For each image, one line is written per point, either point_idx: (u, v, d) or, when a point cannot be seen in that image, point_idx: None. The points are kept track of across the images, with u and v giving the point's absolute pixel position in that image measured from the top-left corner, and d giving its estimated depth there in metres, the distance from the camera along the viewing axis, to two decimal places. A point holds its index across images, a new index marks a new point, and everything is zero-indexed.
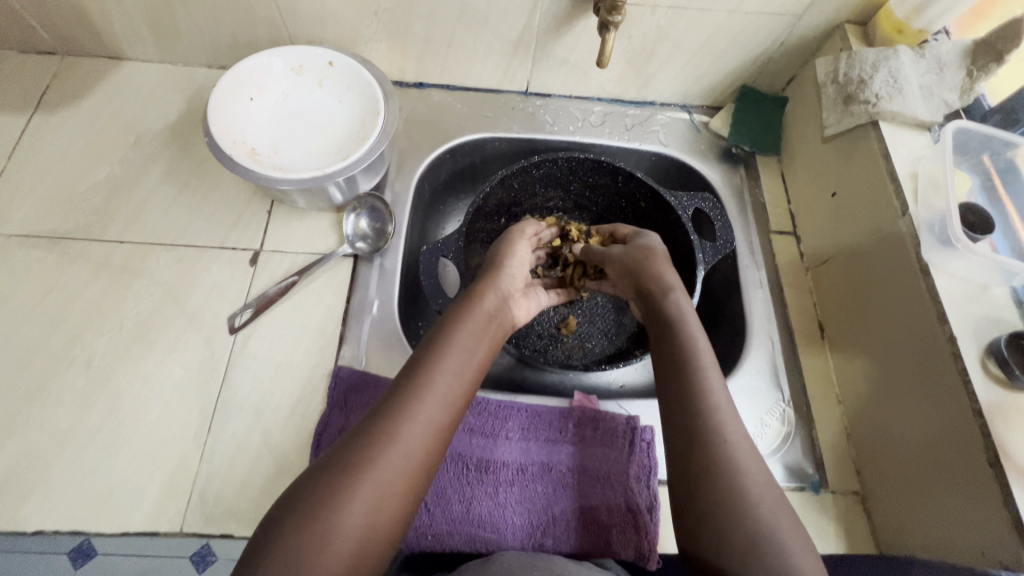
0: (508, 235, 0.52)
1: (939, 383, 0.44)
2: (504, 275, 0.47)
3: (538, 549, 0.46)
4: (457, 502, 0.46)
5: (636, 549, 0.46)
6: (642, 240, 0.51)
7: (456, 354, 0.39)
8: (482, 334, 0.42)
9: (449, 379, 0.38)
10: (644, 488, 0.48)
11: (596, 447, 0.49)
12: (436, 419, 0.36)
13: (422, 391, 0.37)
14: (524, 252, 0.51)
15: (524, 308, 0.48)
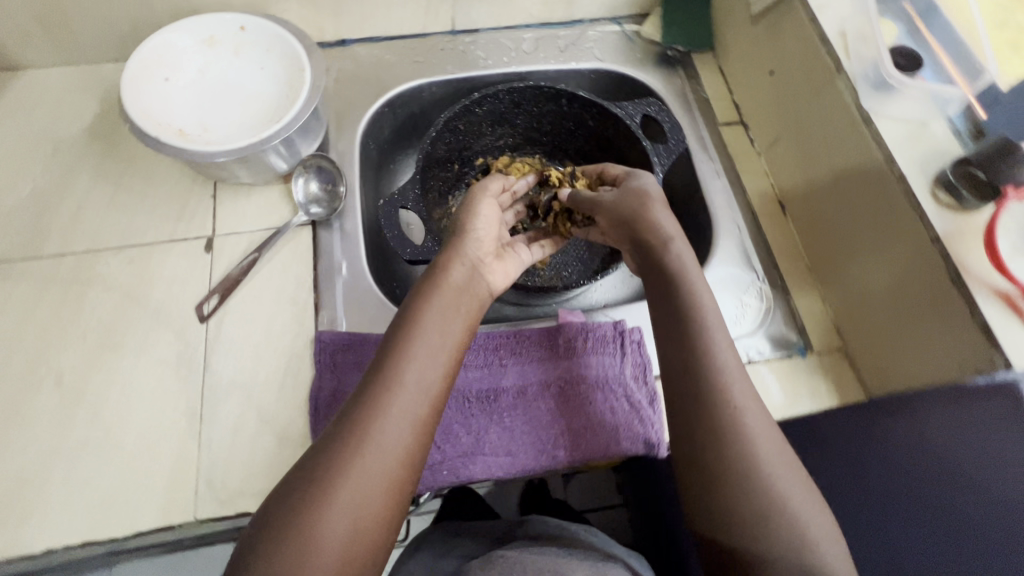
0: (470, 195, 0.51)
1: (898, 223, 0.45)
2: (469, 241, 0.47)
3: (553, 462, 0.47)
4: (466, 434, 0.47)
5: (644, 439, 0.48)
6: (634, 182, 0.49)
7: (422, 340, 0.39)
8: (447, 313, 0.42)
9: (418, 364, 0.38)
10: (642, 384, 0.49)
11: (591, 356, 0.50)
12: (409, 405, 0.37)
13: (394, 384, 0.37)
14: (490, 212, 0.50)
15: (499, 272, 0.49)
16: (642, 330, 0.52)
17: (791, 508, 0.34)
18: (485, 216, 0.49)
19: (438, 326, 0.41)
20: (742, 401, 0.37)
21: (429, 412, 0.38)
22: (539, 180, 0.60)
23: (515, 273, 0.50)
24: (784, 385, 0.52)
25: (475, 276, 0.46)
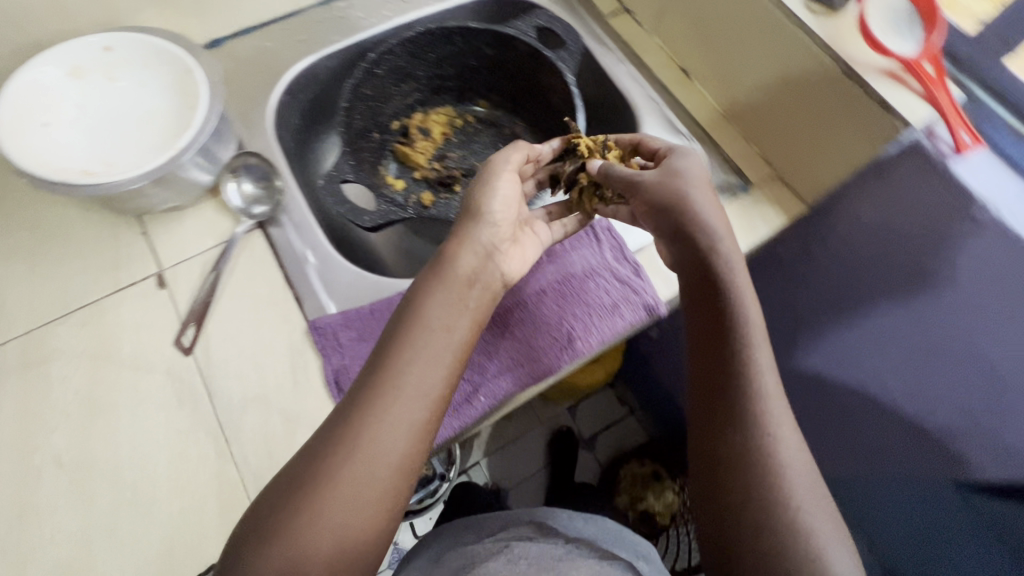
0: (488, 164, 0.50)
1: (788, 43, 0.51)
2: (484, 225, 0.48)
3: (573, 353, 0.49)
4: (486, 359, 0.49)
5: (644, 306, 0.51)
6: (677, 163, 0.46)
7: (421, 346, 0.41)
8: (448, 318, 0.43)
9: (415, 369, 0.40)
10: (624, 260, 0.53)
11: (571, 254, 0.53)
12: (404, 410, 0.39)
13: (391, 388, 0.39)
14: (506, 186, 0.50)
15: (515, 256, 0.49)
16: (606, 217, 0.56)
17: (802, 509, 0.35)
18: (503, 190, 0.49)
19: (438, 332, 0.42)
20: (774, 424, 0.37)
21: (425, 418, 0.40)
22: (566, 147, 0.55)
23: (531, 256, 0.51)
24: (741, 220, 0.56)
25: (485, 268, 0.47)
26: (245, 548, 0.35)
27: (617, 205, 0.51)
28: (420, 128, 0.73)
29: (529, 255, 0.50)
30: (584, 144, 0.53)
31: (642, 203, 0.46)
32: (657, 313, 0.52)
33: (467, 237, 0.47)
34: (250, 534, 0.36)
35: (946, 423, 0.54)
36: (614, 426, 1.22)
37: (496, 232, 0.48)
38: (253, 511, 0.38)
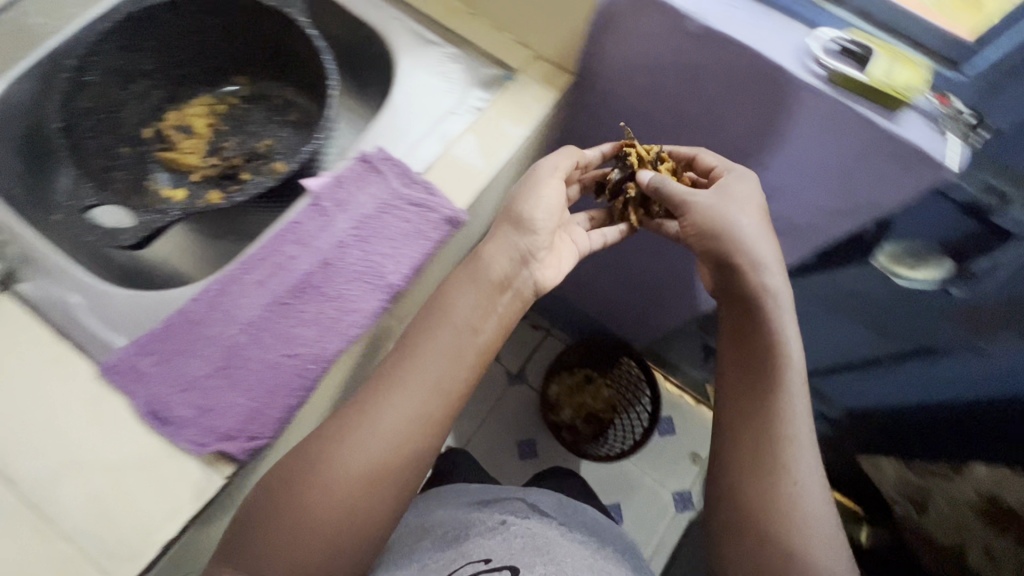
0: (531, 176, 0.55)
1: None
2: (517, 237, 0.53)
3: (391, 288, 0.49)
4: (304, 328, 0.47)
5: (443, 220, 0.51)
6: (732, 186, 0.53)
7: (440, 341, 0.50)
8: (470, 318, 0.51)
9: (438, 360, 0.49)
10: (410, 183, 0.52)
11: (359, 194, 0.51)
12: (427, 393, 0.48)
13: (408, 372, 0.49)
14: (550, 188, 0.54)
15: (548, 262, 0.56)
16: (382, 147, 0.53)
17: (793, 486, 0.47)
18: (545, 201, 0.54)
19: (461, 335, 0.50)
20: (803, 441, 0.48)
21: (431, 406, 0.48)
22: (615, 155, 0.59)
23: (564, 264, 0.57)
24: (515, 108, 0.57)
25: (516, 272, 0.53)
26: (266, 492, 0.46)
27: (663, 219, 0.59)
28: (177, 127, 0.67)
29: (566, 262, 0.57)
30: (634, 154, 0.57)
31: (696, 225, 0.52)
32: (459, 222, 0.52)
33: (504, 232, 0.54)
34: (289, 467, 0.46)
35: None
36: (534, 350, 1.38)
37: (535, 244, 0.54)
38: (279, 467, 0.48)
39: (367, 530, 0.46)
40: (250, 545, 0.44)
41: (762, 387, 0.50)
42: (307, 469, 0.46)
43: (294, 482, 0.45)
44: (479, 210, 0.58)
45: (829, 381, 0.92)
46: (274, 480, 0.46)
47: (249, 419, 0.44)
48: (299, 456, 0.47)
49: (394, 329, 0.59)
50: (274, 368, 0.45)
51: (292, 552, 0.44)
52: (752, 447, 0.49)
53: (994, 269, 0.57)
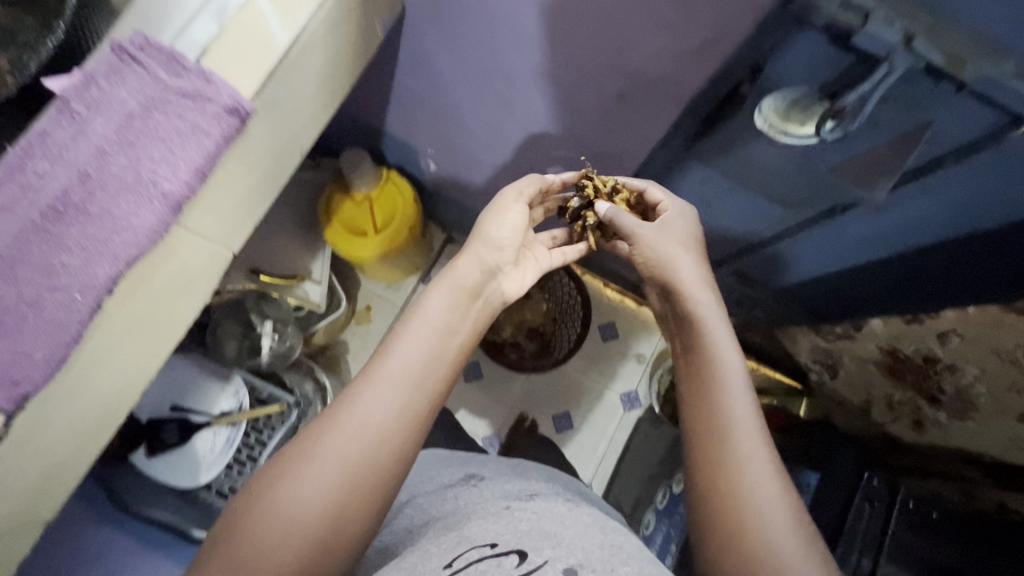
0: (495, 202, 0.70)
1: None
2: (486, 255, 0.68)
3: (171, 200, 0.42)
4: (67, 255, 0.40)
5: (223, 111, 0.43)
6: (670, 216, 0.67)
7: (403, 350, 0.57)
8: (441, 327, 0.60)
9: (411, 359, 0.57)
10: (181, 75, 0.43)
11: (117, 90, 0.42)
12: (406, 386, 0.55)
13: (371, 377, 0.55)
14: (512, 211, 0.69)
15: (510, 279, 0.72)
16: (144, 34, 0.42)
17: (756, 473, 0.51)
18: (502, 222, 0.68)
19: (434, 340, 0.59)
20: (747, 428, 0.54)
21: (391, 419, 0.53)
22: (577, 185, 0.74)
23: (525, 278, 0.74)
24: None
25: (486, 282, 0.68)
26: (228, 515, 0.49)
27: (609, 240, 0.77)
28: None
29: (527, 275, 0.74)
30: (591, 185, 0.73)
31: (646, 259, 0.66)
32: (245, 112, 0.44)
33: (473, 248, 0.68)
34: (277, 460, 0.51)
35: (615, 89, 0.62)
36: None
37: (491, 262, 0.68)
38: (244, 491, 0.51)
39: (352, 522, 0.50)
40: (240, 531, 0.47)
41: (691, 356, 0.61)
42: (293, 456, 0.50)
43: (283, 469, 0.50)
44: (288, 97, 0.49)
45: (781, 249, 0.87)
46: (262, 479, 0.50)
47: (13, 365, 0.38)
48: (286, 450, 0.52)
49: (230, 251, 0.53)
50: (36, 306, 0.39)
51: (283, 539, 0.47)
52: (693, 405, 0.58)
53: (867, 102, 0.49)
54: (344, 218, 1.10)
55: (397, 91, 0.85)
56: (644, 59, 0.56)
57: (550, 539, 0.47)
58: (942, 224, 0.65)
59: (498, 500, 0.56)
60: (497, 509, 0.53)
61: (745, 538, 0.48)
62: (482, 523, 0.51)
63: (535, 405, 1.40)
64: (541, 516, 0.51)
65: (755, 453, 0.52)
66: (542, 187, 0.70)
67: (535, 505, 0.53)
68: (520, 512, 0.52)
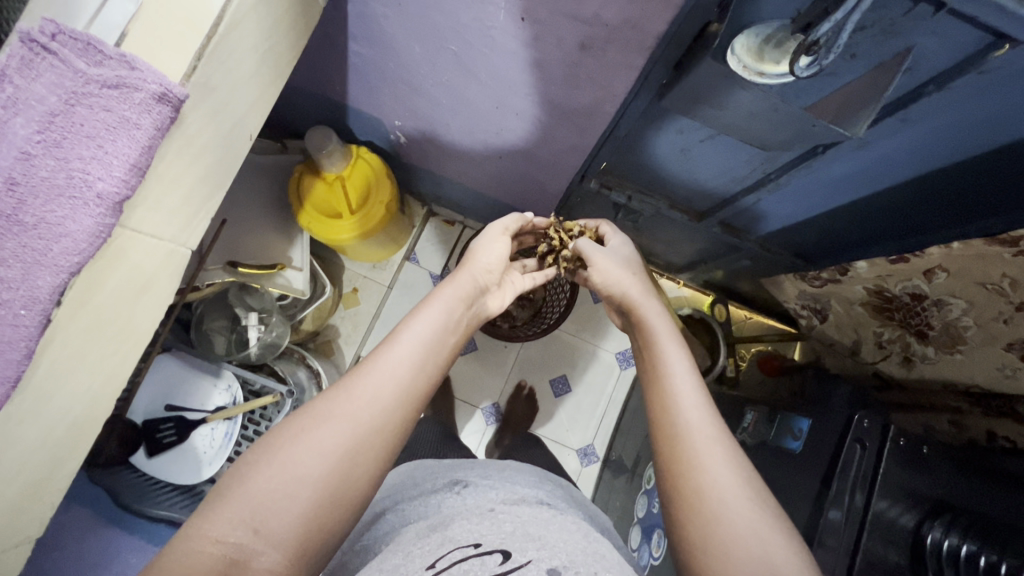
0: (489, 233, 0.79)
1: None
2: (481, 267, 0.73)
3: (111, 201, 0.40)
4: (4, 269, 0.38)
5: (152, 100, 0.40)
6: (621, 248, 0.78)
7: (409, 336, 0.58)
8: (445, 321, 0.61)
9: (419, 344, 0.57)
10: (104, 65, 0.39)
11: (34, 86, 0.38)
12: (412, 367, 0.55)
13: (379, 360, 0.55)
14: (498, 244, 0.77)
15: (495, 299, 0.76)
16: (52, 21, 0.38)
17: (719, 443, 0.53)
18: (490, 251, 0.76)
19: (438, 333, 0.60)
20: (709, 407, 0.56)
21: (392, 404, 0.53)
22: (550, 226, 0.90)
23: (506, 300, 0.78)
24: None
25: (478, 296, 0.70)
26: (227, 478, 0.47)
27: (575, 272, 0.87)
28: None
29: (507, 296, 0.79)
30: (558, 232, 0.90)
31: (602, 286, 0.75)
32: (176, 99, 0.41)
33: (466, 271, 0.71)
34: (294, 418, 0.50)
35: (576, 38, 0.57)
36: (447, 242, 1.37)
37: (481, 281, 0.71)
38: (246, 455, 0.49)
39: (349, 497, 0.49)
40: (255, 480, 0.46)
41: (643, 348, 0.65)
42: (311, 415, 0.50)
43: (301, 426, 0.49)
44: (223, 75, 0.46)
45: (759, 200, 0.86)
46: (278, 435, 0.49)
47: None
48: (306, 409, 0.51)
49: (184, 248, 0.51)
50: None
51: (297, 493, 0.46)
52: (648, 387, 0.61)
53: (842, 32, 0.45)
54: (315, 201, 1.07)
55: (353, 60, 0.80)
56: (601, 4, 0.52)
57: (534, 540, 0.50)
58: (911, 163, 0.66)
59: (481, 504, 0.59)
60: (481, 512, 0.56)
61: (697, 496, 0.50)
62: (467, 525, 0.53)
63: (531, 372, 1.41)
64: (526, 519, 0.55)
65: (700, 421, 0.55)
66: (524, 222, 0.80)
67: (519, 511, 0.57)
68: (504, 515, 0.56)
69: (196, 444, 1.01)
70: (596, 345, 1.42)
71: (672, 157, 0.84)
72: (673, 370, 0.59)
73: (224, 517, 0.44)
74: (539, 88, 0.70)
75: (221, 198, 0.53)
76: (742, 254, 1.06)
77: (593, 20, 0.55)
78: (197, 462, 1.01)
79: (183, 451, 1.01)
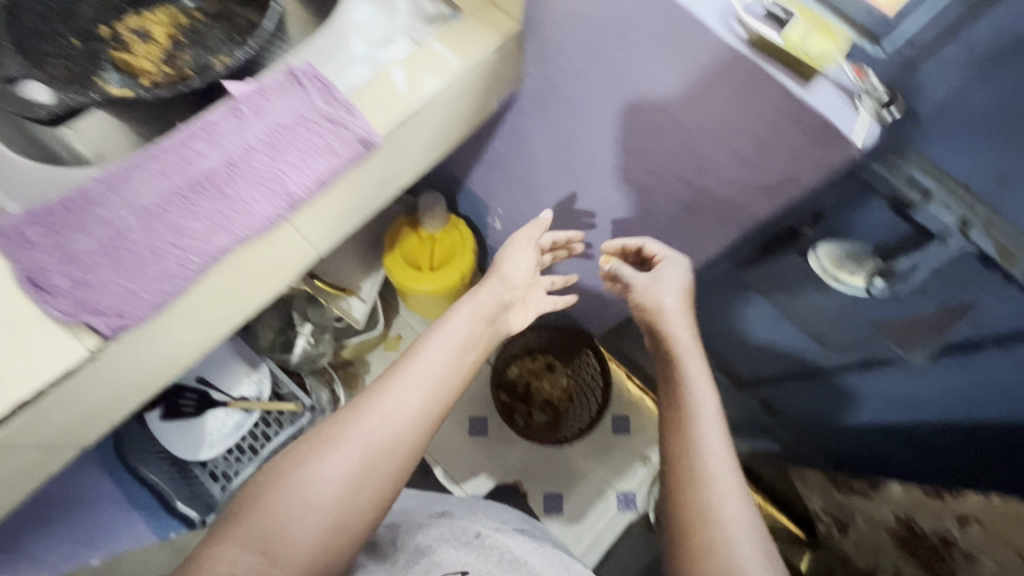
0: (507, 245, 0.76)
1: None
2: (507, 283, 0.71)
3: (292, 198, 0.50)
4: (196, 223, 0.47)
5: (355, 140, 0.51)
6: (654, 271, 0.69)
7: (427, 354, 0.59)
8: (461, 344, 0.61)
9: (435, 364, 0.58)
10: (332, 107, 0.51)
11: (279, 104, 0.51)
12: (426, 391, 0.55)
13: (394, 375, 0.56)
14: (522, 254, 0.74)
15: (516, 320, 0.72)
16: (313, 66, 0.53)
17: (738, 499, 0.48)
18: (515, 262, 0.73)
19: (455, 352, 0.60)
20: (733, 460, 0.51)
21: (403, 418, 0.53)
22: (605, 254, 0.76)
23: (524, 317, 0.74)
24: (454, 48, 0.56)
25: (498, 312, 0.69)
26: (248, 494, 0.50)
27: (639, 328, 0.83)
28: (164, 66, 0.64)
29: (530, 316, 0.75)
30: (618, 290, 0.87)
31: (638, 301, 0.67)
32: (372, 146, 0.52)
33: (493, 283, 0.70)
34: (310, 438, 0.52)
35: (684, 197, 0.67)
36: None
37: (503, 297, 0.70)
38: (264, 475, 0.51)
39: (355, 521, 0.49)
40: (266, 499, 0.48)
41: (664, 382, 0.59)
42: (326, 437, 0.51)
43: (313, 448, 0.51)
44: (407, 141, 0.57)
45: (806, 386, 0.88)
46: (291, 455, 0.51)
47: (126, 298, 0.45)
48: (319, 432, 0.52)
49: (319, 252, 0.60)
50: (159, 256, 0.46)
51: (309, 514, 0.48)
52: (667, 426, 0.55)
53: (916, 269, 0.53)
54: (405, 250, 1.18)
55: (489, 153, 0.94)
56: (714, 181, 0.61)
57: (521, 568, 0.53)
58: (968, 406, 0.68)
59: (466, 530, 0.60)
60: (467, 539, 0.57)
61: (708, 552, 0.45)
62: (454, 553, 0.54)
63: (528, 477, 1.38)
64: (511, 548, 0.57)
65: (724, 472, 0.49)
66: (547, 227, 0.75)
67: (503, 540, 0.59)
68: (490, 543, 0.57)
69: (202, 421, 1.03)
70: (598, 475, 1.38)
71: (734, 321, 0.88)
72: (698, 411, 0.54)
73: (236, 537, 0.46)
74: (637, 224, 0.79)
75: (358, 228, 0.63)
76: (774, 435, 1.07)
77: (704, 192, 0.64)
78: (198, 437, 1.02)
79: (191, 423, 1.03)
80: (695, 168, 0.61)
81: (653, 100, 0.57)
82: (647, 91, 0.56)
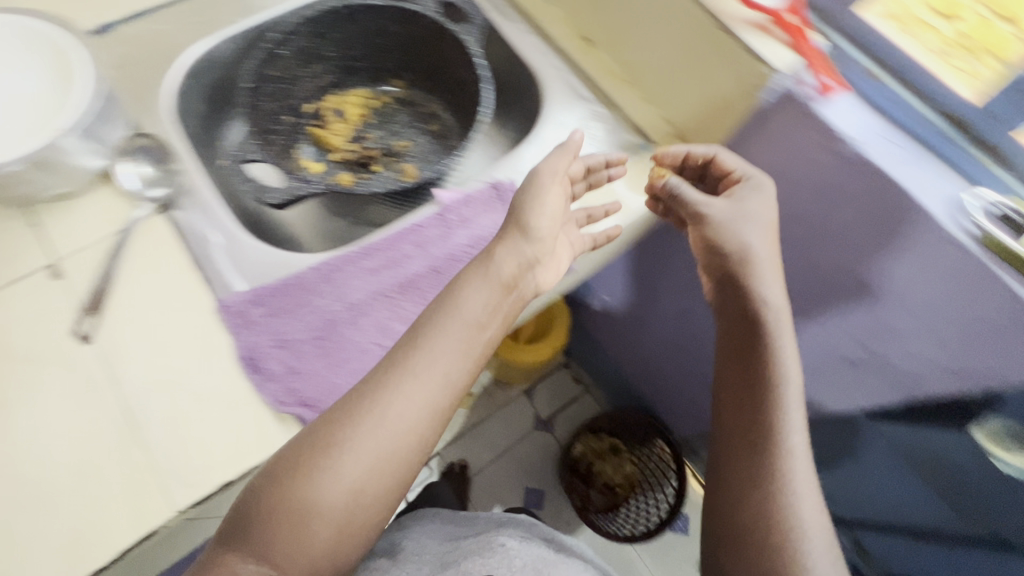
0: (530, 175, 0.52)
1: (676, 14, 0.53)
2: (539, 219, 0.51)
3: None
4: (400, 325, 0.50)
5: (549, 263, 0.53)
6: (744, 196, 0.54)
7: (449, 341, 0.46)
8: (479, 317, 0.48)
9: (459, 353, 0.47)
10: None
11: (482, 219, 0.55)
12: (446, 387, 0.46)
13: (411, 369, 0.45)
14: (549, 185, 0.52)
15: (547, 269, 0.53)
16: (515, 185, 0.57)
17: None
18: (544, 203, 0.52)
19: (477, 330, 0.48)
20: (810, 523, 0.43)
21: (425, 420, 0.45)
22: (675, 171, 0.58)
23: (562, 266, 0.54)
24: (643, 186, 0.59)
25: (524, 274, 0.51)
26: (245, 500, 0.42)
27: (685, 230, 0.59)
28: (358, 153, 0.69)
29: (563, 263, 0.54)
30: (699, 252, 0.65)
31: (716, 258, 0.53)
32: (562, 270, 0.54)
33: (514, 238, 0.51)
34: (310, 433, 0.43)
35: (847, 354, 0.63)
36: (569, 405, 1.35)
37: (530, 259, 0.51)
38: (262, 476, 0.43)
39: (370, 520, 0.43)
40: (270, 510, 0.41)
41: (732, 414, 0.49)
42: (331, 442, 0.42)
43: (315, 451, 0.42)
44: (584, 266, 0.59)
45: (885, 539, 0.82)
46: (287, 457, 0.42)
47: (330, 392, 0.47)
48: (318, 430, 0.43)
49: None
50: (364, 354, 0.48)
51: (316, 529, 0.41)
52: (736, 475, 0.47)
53: None
54: None
55: None
56: (891, 347, 0.58)
57: None
58: None
59: (491, 537, 0.58)
60: (493, 546, 0.56)
61: None
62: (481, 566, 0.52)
63: None
64: (537, 560, 0.56)
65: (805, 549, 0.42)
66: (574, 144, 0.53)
67: (529, 548, 0.57)
68: (516, 553, 0.55)
69: None
70: None
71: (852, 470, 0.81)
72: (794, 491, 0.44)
73: (243, 550, 0.40)
74: None
75: None
76: None
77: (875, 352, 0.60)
78: None
79: None
80: (869, 331, 0.59)
81: (832, 259, 0.57)
82: (834, 253, 0.56)
